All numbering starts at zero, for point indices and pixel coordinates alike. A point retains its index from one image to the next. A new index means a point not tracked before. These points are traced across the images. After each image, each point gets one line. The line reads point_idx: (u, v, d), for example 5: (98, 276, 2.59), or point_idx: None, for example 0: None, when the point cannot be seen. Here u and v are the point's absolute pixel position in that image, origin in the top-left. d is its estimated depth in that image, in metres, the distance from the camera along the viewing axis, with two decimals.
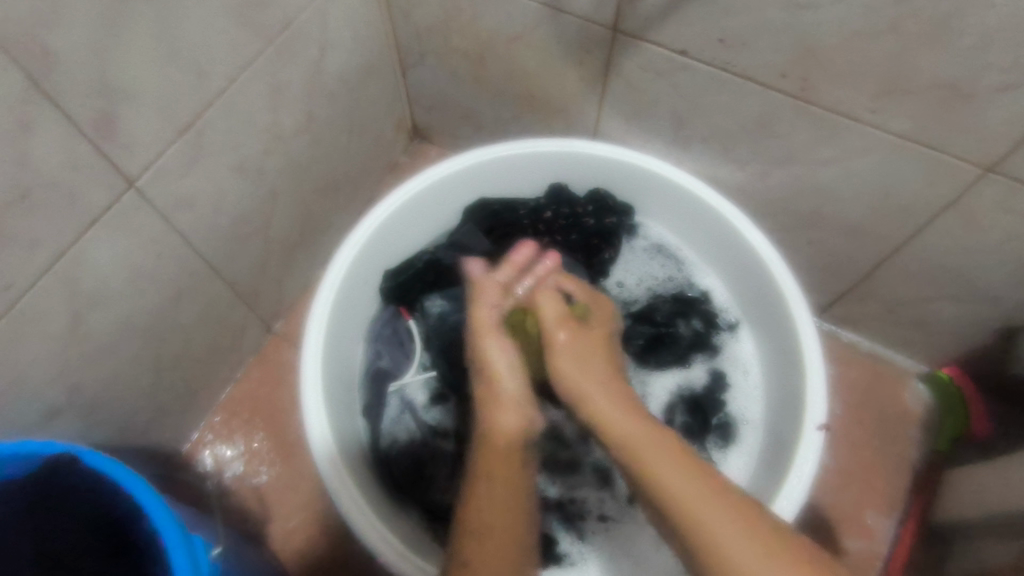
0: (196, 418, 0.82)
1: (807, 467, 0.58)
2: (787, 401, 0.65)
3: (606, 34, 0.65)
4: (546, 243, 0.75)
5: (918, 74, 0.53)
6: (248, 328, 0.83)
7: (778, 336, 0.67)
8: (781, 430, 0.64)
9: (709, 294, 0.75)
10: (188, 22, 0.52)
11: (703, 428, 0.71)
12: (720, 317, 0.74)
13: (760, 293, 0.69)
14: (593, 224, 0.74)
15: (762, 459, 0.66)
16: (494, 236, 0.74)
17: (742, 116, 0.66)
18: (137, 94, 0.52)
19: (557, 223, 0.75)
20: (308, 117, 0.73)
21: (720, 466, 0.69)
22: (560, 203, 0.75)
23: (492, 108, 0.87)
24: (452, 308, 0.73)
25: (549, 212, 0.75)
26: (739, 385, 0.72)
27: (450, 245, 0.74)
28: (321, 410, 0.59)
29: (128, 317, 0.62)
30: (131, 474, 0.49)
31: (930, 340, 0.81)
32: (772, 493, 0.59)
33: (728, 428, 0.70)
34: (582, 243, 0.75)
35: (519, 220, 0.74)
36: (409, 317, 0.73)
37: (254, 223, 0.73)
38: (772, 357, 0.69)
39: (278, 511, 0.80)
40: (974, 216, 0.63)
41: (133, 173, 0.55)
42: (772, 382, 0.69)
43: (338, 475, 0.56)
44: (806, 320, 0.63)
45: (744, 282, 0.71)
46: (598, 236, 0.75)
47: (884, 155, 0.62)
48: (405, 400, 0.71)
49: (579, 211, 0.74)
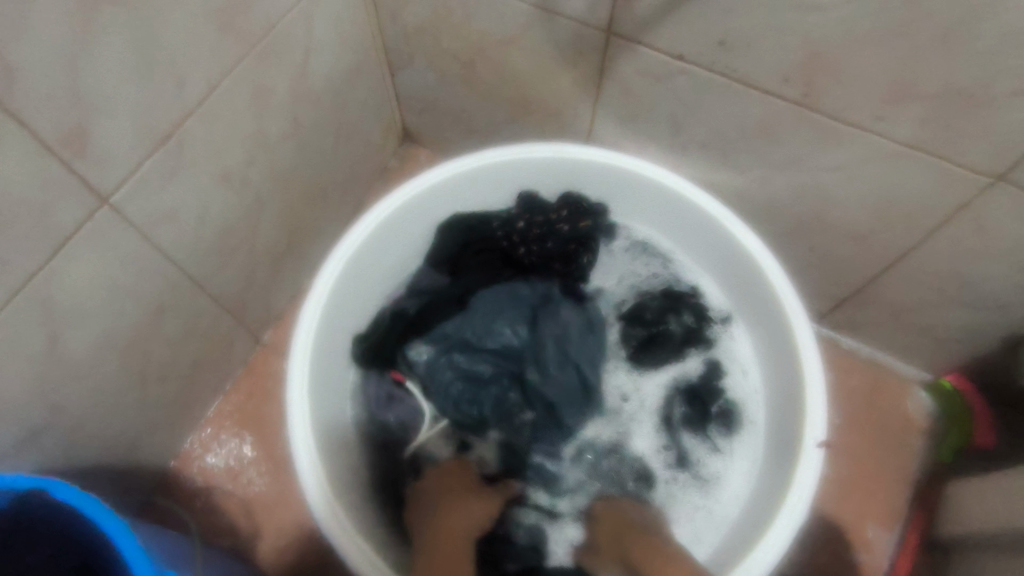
0: (184, 432, 0.80)
1: (813, 463, 0.57)
2: (787, 394, 0.64)
3: (601, 37, 0.62)
4: (522, 253, 0.70)
5: (928, 81, 0.51)
6: (236, 339, 0.81)
7: (769, 321, 0.66)
8: (785, 425, 0.63)
9: (697, 287, 0.74)
10: (164, 31, 0.50)
11: (705, 419, 0.69)
12: (710, 309, 0.73)
13: (751, 287, 0.67)
14: (569, 229, 0.71)
15: (772, 448, 0.65)
16: (470, 251, 0.72)
17: (742, 122, 0.63)
18: (111, 105, 0.49)
19: (531, 232, 0.70)
20: (293, 124, 0.71)
21: (726, 455, 0.68)
22: (532, 211, 0.71)
23: (483, 110, 0.84)
24: (438, 352, 0.69)
25: (522, 222, 0.71)
26: (736, 373, 0.70)
27: (415, 292, 0.73)
28: (308, 434, 0.58)
29: (107, 335, 0.60)
30: (107, 514, 0.46)
31: (932, 347, 0.80)
32: (782, 489, 0.58)
33: (730, 413, 0.69)
34: (559, 250, 0.71)
35: (493, 233, 0.72)
36: (404, 380, 0.69)
37: (239, 234, 0.71)
38: (767, 343, 0.67)
39: (269, 527, 0.79)
40: (983, 225, 0.61)
41: (108, 188, 0.53)
42: (771, 369, 0.67)
43: (327, 502, 0.56)
44: (799, 316, 0.62)
45: (731, 274, 0.70)
46: (575, 240, 0.71)
47: (889, 163, 0.60)
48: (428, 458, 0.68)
49: (553, 217, 0.71)
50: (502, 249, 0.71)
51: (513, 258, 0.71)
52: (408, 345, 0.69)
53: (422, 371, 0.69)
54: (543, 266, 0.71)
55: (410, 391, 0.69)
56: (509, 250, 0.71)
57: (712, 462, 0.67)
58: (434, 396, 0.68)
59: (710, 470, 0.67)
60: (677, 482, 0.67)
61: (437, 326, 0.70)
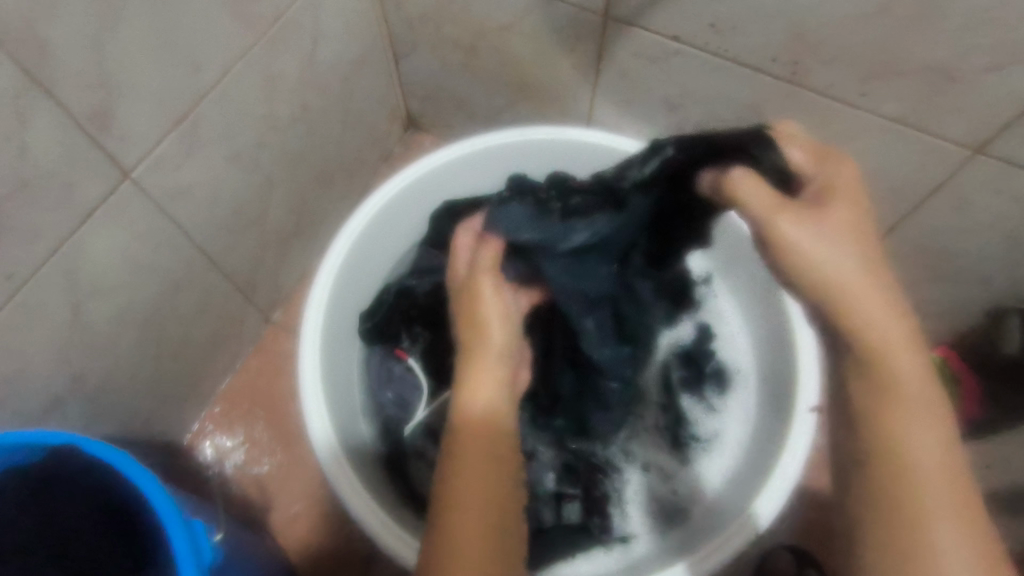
0: (196, 409, 0.82)
1: (805, 425, 0.59)
2: (774, 352, 0.68)
3: (597, 21, 0.65)
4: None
5: (910, 57, 0.54)
6: (247, 319, 0.83)
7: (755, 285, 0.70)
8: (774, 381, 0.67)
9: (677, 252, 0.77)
10: (182, 15, 0.53)
11: (700, 379, 0.73)
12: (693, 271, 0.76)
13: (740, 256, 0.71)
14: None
15: (762, 404, 0.68)
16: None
17: (734, 101, 0.66)
18: (132, 86, 0.52)
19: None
20: (302, 108, 0.74)
21: (721, 412, 0.72)
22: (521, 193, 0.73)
23: (484, 96, 0.87)
24: (437, 330, 0.73)
25: None
26: (726, 334, 0.74)
27: (422, 273, 0.73)
28: (319, 400, 0.61)
29: (128, 308, 0.63)
30: (138, 467, 0.49)
31: (921, 321, 0.82)
32: (778, 444, 0.61)
33: (723, 374, 0.73)
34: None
35: None
36: (405, 356, 0.72)
37: (251, 213, 0.73)
38: (752, 305, 0.71)
39: (281, 499, 0.82)
40: (964, 199, 0.63)
41: (130, 165, 0.55)
42: (757, 329, 0.71)
43: (336, 461, 0.58)
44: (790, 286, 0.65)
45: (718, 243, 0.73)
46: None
47: (875, 138, 0.62)
48: (430, 432, 0.70)
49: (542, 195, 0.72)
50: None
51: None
52: (410, 324, 0.73)
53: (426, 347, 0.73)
54: None
55: (414, 371, 0.72)
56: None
57: (709, 420, 0.72)
58: (436, 366, 0.72)
59: (707, 428, 0.72)
60: (678, 437, 0.72)
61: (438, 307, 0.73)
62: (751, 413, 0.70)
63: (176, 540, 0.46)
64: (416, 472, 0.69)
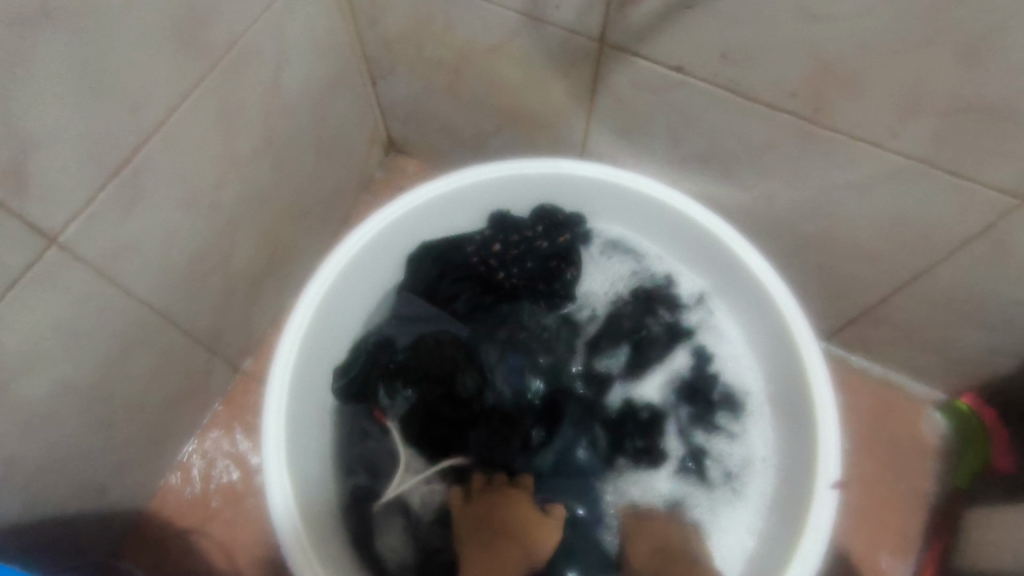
0: (159, 469, 0.76)
1: (828, 496, 0.53)
2: (789, 394, 0.60)
3: (592, 47, 0.58)
4: (501, 278, 0.66)
5: (951, 96, 0.47)
6: (213, 370, 0.77)
7: (755, 307, 0.64)
8: (793, 428, 0.60)
9: (672, 277, 0.70)
10: (110, 55, 0.46)
11: (710, 412, 0.64)
12: (683, 296, 0.69)
13: (737, 282, 0.64)
14: (547, 245, 0.67)
15: (787, 435, 0.60)
16: (446, 281, 0.66)
17: (746, 137, 0.59)
18: (53, 137, 0.45)
19: (509, 253, 0.66)
20: (266, 143, 0.67)
21: (744, 441, 0.63)
22: (506, 231, 0.67)
23: (471, 123, 0.80)
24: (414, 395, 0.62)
25: (497, 244, 0.66)
26: (727, 355, 0.67)
27: (406, 323, 0.66)
28: (282, 474, 0.54)
29: (66, 381, 0.56)
30: None
31: (947, 367, 0.75)
32: (807, 503, 0.54)
33: (733, 401, 0.65)
34: (540, 269, 0.67)
35: (467, 259, 0.66)
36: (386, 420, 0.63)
37: (211, 263, 0.67)
38: (757, 329, 0.64)
39: (249, 569, 0.75)
40: (1006, 245, 0.56)
41: (55, 227, 0.48)
42: (765, 351, 0.64)
43: (299, 545, 0.52)
44: (801, 324, 0.59)
45: (715, 268, 0.66)
46: (555, 257, 0.67)
47: (904, 181, 0.55)
48: (401, 507, 0.62)
49: (529, 234, 0.67)
50: (480, 274, 0.66)
51: (492, 283, 0.66)
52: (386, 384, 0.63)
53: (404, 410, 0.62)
54: (526, 287, 0.66)
55: (392, 436, 0.63)
56: (488, 276, 0.66)
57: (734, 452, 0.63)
58: (417, 434, 0.62)
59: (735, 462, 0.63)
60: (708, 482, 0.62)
61: (414, 366, 0.62)
62: (773, 447, 0.62)
63: None
64: (384, 544, 0.61)
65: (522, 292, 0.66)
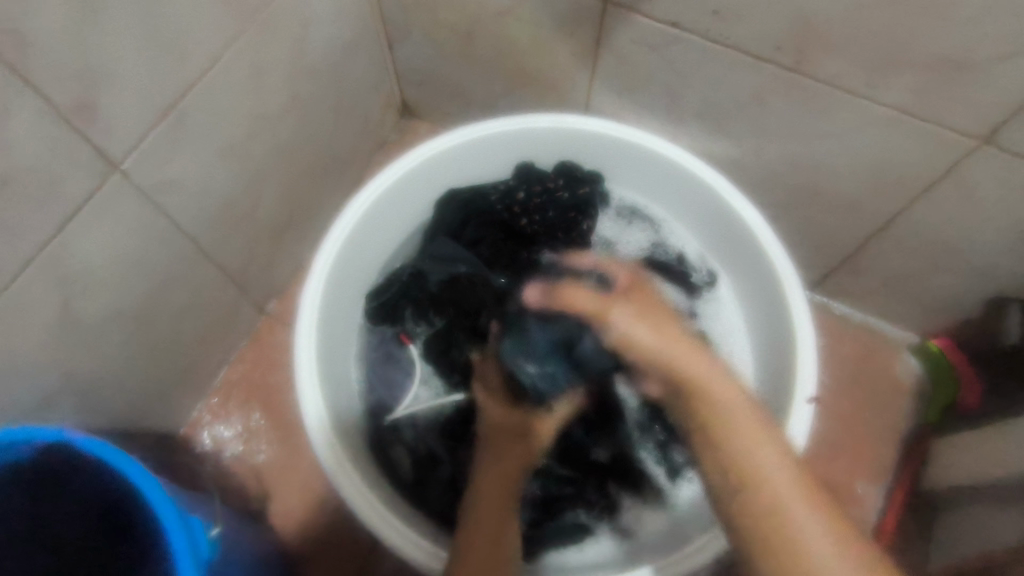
0: (191, 402, 0.82)
1: (805, 416, 0.59)
2: (775, 339, 0.66)
3: (597, 5, 0.63)
4: (524, 224, 0.72)
5: (915, 49, 0.53)
6: (240, 312, 0.82)
7: (752, 265, 0.69)
8: (775, 368, 0.66)
9: (682, 253, 0.76)
10: (166, 5, 0.51)
11: None
12: (694, 274, 0.75)
13: (736, 244, 0.70)
14: (568, 196, 0.72)
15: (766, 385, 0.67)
16: (471, 226, 0.72)
17: (737, 91, 0.65)
18: (116, 77, 0.50)
19: (532, 202, 0.72)
20: (293, 97, 0.72)
21: None
22: (531, 181, 0.72)
23: (481, 83, 0.85)
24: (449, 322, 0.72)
25: (521, 193, 0.72)
26: (717, 327, 0.74)
27: (440, 260, 0.70)
28: (316, 388, 0.60)
29: (116, 306, 0.62)
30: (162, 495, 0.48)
31: (921, 311, 0.82)
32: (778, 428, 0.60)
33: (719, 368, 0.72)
34: (560, 219, 0.72)
35: (491, 207, 0.72)
36: (410, 342, 0.73)
37: (243, 207, 0.72)
38: (751, 291, 0.71)
39: (279, 491, 0.82)
40: (970, 187, 0.62)
41: (116, 158, 0.54)
42: (756, 316, 0.71)
43: (332, 453, 0.57)
44: (792, 280, 0.64)
45: (713, 230, 0.72)
46: (575, 208, 0.72)
47: (877, 130, 0.61)
48: (411, 419, 0.71)
49: (551, 185, 0.72)
50: (502, 220, 0.73)
51: (515, 229, 0.73)
52: (422, 314, 0.72)
53: (437, 331, 0.72)
54: (545, 234, 0.73)
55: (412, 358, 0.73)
56: (511, 221, 0.72)
57: None
58: (437, 356, 0.72)
59: None
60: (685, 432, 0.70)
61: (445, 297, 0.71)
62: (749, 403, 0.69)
63: (174, 540, 0.47)
64: (397, 454, 0.69)
65: (542, 240, 0.73)
